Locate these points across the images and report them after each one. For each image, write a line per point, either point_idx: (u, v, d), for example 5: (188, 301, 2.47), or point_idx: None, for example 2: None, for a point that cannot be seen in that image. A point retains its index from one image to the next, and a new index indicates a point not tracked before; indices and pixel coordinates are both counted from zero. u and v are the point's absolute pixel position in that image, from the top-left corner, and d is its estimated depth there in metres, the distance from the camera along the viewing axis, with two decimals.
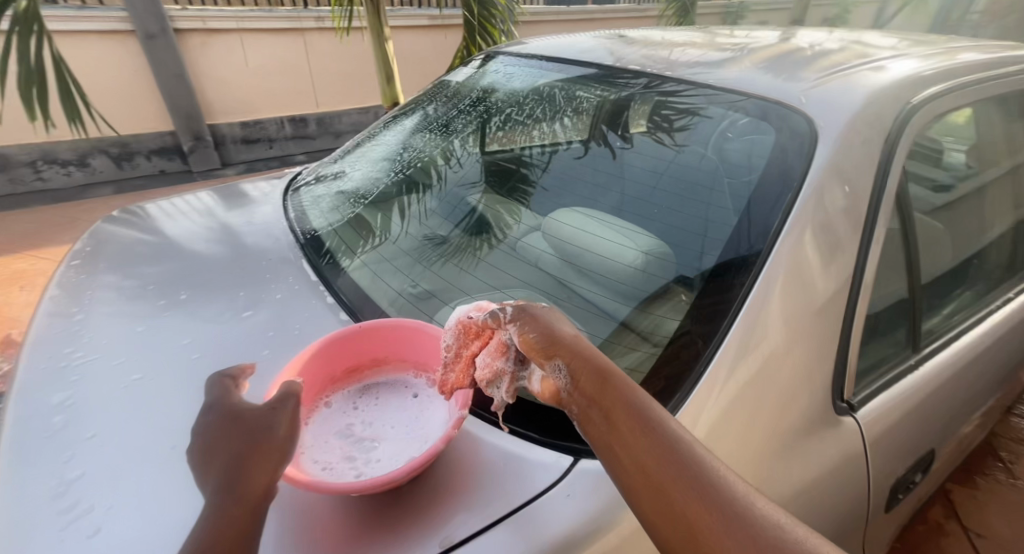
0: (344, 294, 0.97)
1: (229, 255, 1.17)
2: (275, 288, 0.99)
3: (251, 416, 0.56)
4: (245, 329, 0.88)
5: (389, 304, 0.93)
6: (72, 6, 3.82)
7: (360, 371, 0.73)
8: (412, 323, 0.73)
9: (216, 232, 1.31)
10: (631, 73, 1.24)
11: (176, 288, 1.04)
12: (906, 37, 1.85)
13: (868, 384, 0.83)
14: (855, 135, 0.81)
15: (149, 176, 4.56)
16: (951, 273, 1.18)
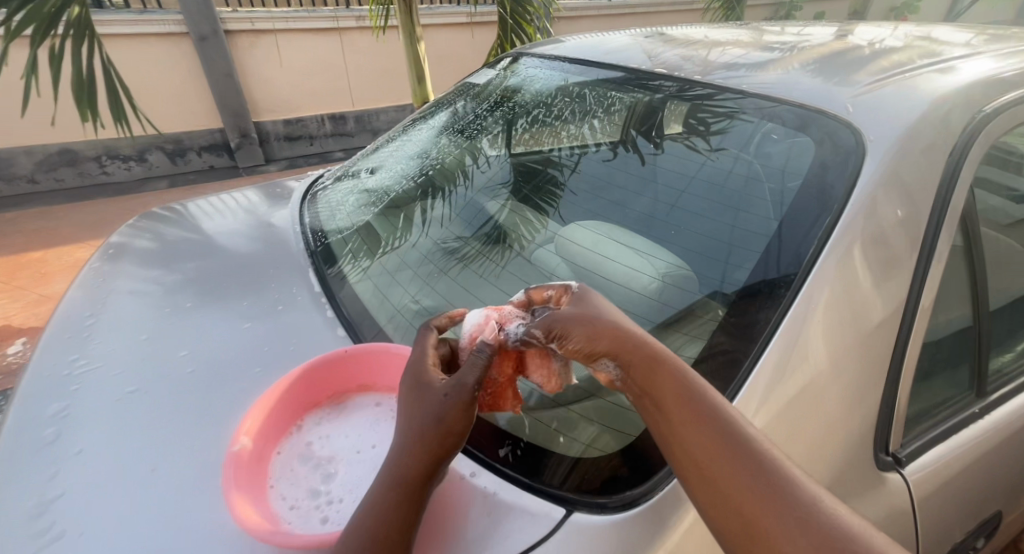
0: (344, 308, 0.96)
1: (243, 261, 1.19)
2: (279, 300, 1.01)
3: (425, 398, 0.53)
4: (242, 342, 0.89)
5: (387, 323, 0.91)
6: (135, 11, 4.07)
7: (345, 396, 0.73)
8: (400, 352, 0.71)
9: (240, 234, 1.33)
10: (659, 77, 1.16)
11: (187, 295, 1.06)
12: (982, 31, 1.66)
13: (919, 432, 0.73)
14: (913, 148, 0.70)
15: (200, 171, 4.81)
16: None
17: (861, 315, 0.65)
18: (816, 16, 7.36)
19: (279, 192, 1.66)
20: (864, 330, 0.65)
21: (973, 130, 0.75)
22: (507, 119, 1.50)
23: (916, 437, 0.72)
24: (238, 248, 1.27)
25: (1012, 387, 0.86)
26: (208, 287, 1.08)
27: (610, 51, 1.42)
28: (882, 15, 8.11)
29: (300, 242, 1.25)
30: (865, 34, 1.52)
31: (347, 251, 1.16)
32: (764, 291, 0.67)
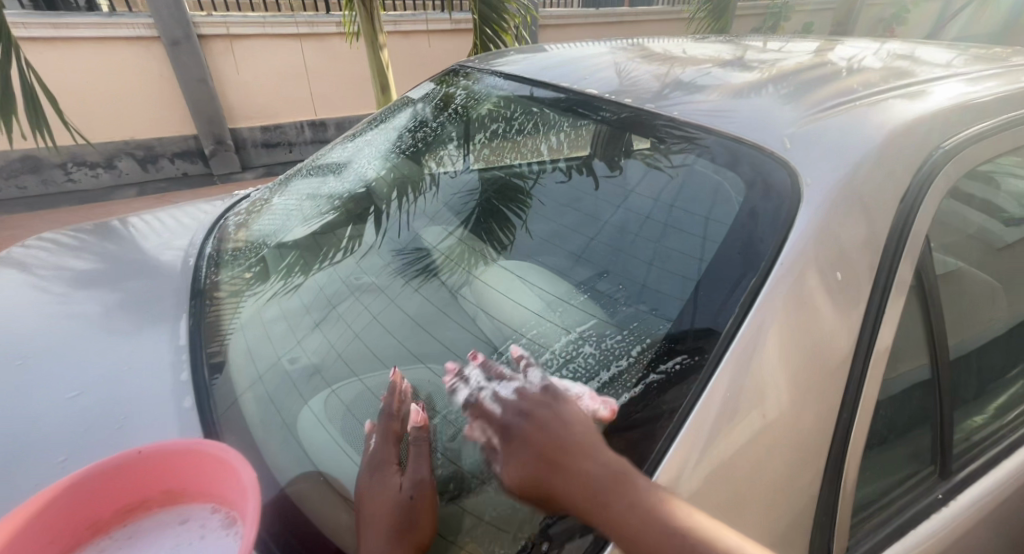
0: (200, 369, 0.85)
1: (114, 307, 1.07)
2: (131, 360, 0.88)
3: (387, 492, 0.56)
4: (61, 416, 0.76)
5: (246, 388, 0.81)
6: (102, 15, 3.93)
7: (144, 508, 0.58)
8: (210, 447, 0.57)
9: (134, 272, 1.22)
10: (592, 98, 1.05)
11: (36, 351, 0.93)
12: (963, 50, 1.58)
13: (868, 532, 0.61)
14: (857, 196, 0.59)
15: (172, 179, 4.67)
16: (1003, 353, 0.93)
17: (792, 402, 0.54)
18: (806, 25, 7.36)
19: (199, 218, 1.57)
20: (794, 422, 0.54)
21: (927, 170, 0.65)
22: (461, 131, 1.40)
23: (865, 539, 0.61)
24: (133, 284, 1.17)
25: (986, 461, 0.77)
26: (77, 332, 0.98)
27: (553, 68, 1.32)
28: (870, 26, 8.14)
29: (217, 270, 1.17)
30: (845, 51, 1.43)
31: (256, 284, 1.09)
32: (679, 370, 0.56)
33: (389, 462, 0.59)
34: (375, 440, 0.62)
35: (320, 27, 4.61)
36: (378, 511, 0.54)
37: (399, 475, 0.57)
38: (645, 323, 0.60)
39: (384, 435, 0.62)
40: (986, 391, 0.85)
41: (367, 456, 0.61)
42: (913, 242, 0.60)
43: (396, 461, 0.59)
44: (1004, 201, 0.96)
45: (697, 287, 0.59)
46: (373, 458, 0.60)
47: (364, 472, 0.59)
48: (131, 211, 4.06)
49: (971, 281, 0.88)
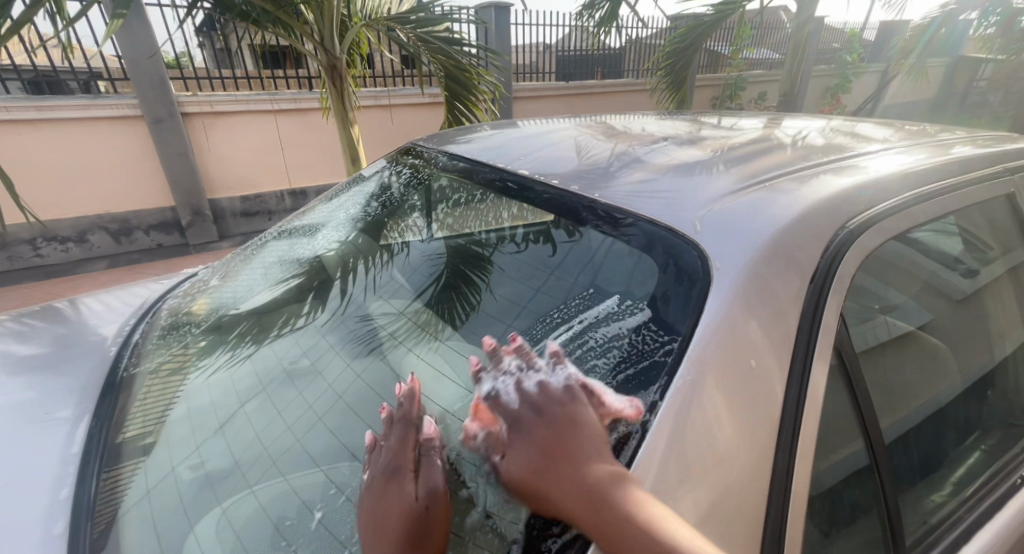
0: (88, 483, 0.78)
1: (15, 404, 0.97)
2: (13, 473, 0.79)
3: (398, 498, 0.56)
4: None
5: (136, 498, 0.77)
6: (86, 97, 4.05)
7: None
8: None
9: (51, 362, 1.14)
10: (523, 178, 1.08)
11: None
12: (890, 126, 1.72)
13: None
14: (761, 293, 0.61)
15: (146, 250, 4.63)
16: (941, 416, 0.94)
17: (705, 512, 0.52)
18: (758, 95, 8.02)
19: (139, 299, 1.51)
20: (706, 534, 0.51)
21: (829, 256, 0.67)
22: (422, 199, 1.40)
23: None
24: (48, 374, 1.08)
25: (936, 543, 0.76)
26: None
27: (505, 145, 1.39)
28: (818, 93, 8.89)
29: (161, 348, 1.16)
30: (789, 128, 1.55)
31: (198, 362, 1.10)
32: None
33: (405, 470, 0.59)
34: (389, 449, 0.63)
35: (302, 103, 4.84)
36: (390, 523, 0.54)
37: (414, 483, 0.57)
38: (516, 474, 0.54)
39: (398, 442, 0.63)
40: (931, 465, 0.86)
41: (381, 464, 0.62)
42: (823, 337, 0.62)
43: (410, 467, 0.59)
44: (932, 269, 1.01)
45: (555, 406, 0.57)
46: (386, 468, 0.60)
47: (377, 481, 0.60)
48: (98, 286, 3.97)
49: (907, 350, 0.92)
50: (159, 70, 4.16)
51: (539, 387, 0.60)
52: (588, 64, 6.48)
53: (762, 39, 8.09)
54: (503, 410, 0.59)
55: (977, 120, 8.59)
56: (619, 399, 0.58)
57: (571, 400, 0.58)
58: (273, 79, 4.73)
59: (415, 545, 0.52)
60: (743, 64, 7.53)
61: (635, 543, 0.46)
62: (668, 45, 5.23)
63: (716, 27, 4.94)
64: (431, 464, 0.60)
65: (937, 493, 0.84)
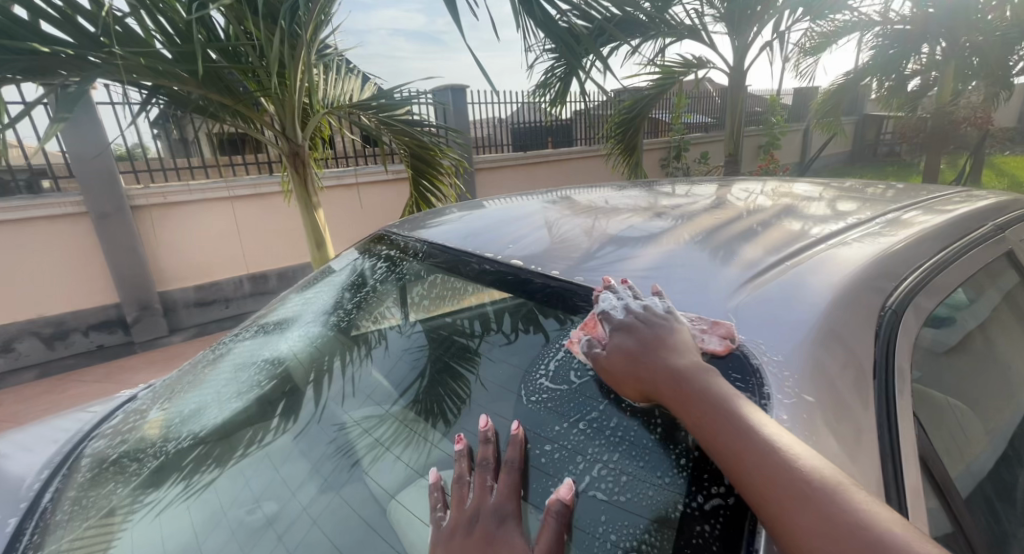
0: None
1: None
2: None
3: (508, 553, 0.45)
4: None
5: None
6: (25, 197, 3.82)
7: None
8: None
9: None
10: (518, 269, 0.97)
11: None
12: (834, 184, 1.83)
13: None
14: (829, 398, 0.52)
15: (83, 353, 4.19)
16: (979, 486, 0.89)
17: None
18: (701, 154, 8.66)
19: (57, 431, 1.24)
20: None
21: (882, 348, 0.60)
22: (399, 285, 1.27)
23: None
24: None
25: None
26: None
27: (494, 227, 1.30)
28: (753, 151, 9.76)
29: (85, 498, 0.92)
30: (740, 190, 1.61)
31: (134, 509, 0.89)
32: None
33: (513, 518, 0.50)
34: (492, 493, 0.53)
35: (262, 188, 4.77)
36: None
37: (527, 541, 0.47)
38: (610, 365, 0.59)
39: (500, 490, 0.53)
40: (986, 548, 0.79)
41: (478, 506, 0.51)
42: (901, 440, 0.53)
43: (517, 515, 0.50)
44: (947, 327, 0.99)
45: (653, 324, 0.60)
46: (491, 510, 0.50)
47: (475, 521, 0.50)
48: (24, 403, 3.50)
49: (940, 422, 0.87)
50: (109, 166, 4.02)
51: (644, 309, 0.63)
52: (541, 134, 6.84)
53: (697, 105, 8.87)
54: (611, 323, 0.63)
55: (893, 165, 9.56)
56: (712, 339, 0.59)
57: (665, 324, 0.60)
58: (232, 166, 4.65)
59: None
60: (683, 128, 8.19)
61: (713, 420, 0.47)
62: (615, 115, 5.60)
63: (658, 99, 5.39)
64: (553, 530, 0.49)
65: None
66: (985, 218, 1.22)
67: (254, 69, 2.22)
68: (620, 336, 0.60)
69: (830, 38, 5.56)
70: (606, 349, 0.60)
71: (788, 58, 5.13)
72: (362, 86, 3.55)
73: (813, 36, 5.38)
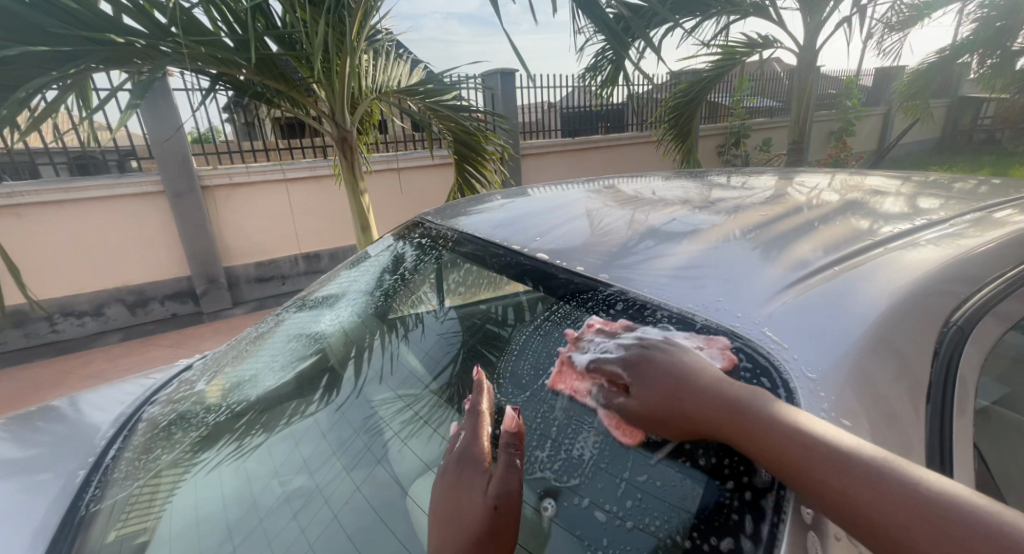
0: None
1: None
2: None
3: (463, 492, 0.52)
4: None
5: None
6: (113, 175, 4.22)
7: None
8: None
9: (30, 474, 1.03)
10: (543, 263, 0.95)
11: None
12: (911, 175, 1.65)
13: None
14: (868, 421, 0.47)
15: (161, 320, 4.64)
16: None
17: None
18: (763, 141, 8.09)
19: (129, 392, 1.38)
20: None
21: (941, 366, 0.53)
22: (435, 271, 1.28)
23: None
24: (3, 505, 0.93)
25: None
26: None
27: (524, 217, 1.28)
28: (822, 137, 9.02)
29: (140, 459, 1.02)
30: (805, 182, 1.48)
31: (193, 467, 0.98)
32: None
33: (482, 458, 0.55)
34: (465, 434, 0.60)
35: (317, 170, 4.99)
36: (461, 511, 0.51)
37: (486, 479, 0.52)
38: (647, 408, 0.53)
39: (475, 434, 0.60)
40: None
41: (458, 451, 0.58)
42: (957, 473, 0.48)
43: (486, 457, 0.55)
44: None
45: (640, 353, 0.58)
46: (463, 453, 0.57)
47: (451, 468, 0.56)
48: (111, 362, 3.93)
49: (1004, 453, 0.78)
50: (182, 147, 4.36)
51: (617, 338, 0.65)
52: (591, 119, 6.65)
53: (762, 88, 8.26)
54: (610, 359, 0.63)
55: (990, 155, 8.49)
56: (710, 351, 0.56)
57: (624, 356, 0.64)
58: (290, 149, 4.90)
59: (486, 541, 0.48)
60: (745, 113, 7.69)
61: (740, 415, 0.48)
62: (669, 100, 5.33)
63: (717, 81, 5.07)
64: (508, 461, 0.53)
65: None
66: None
67: (306, 54, 2.29)
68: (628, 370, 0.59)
69: (923, 11, 4.95)
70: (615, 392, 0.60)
71: (871, 36, 4.64)
72: (411, 71, 3.60)
73: (902, 9, 4.83)
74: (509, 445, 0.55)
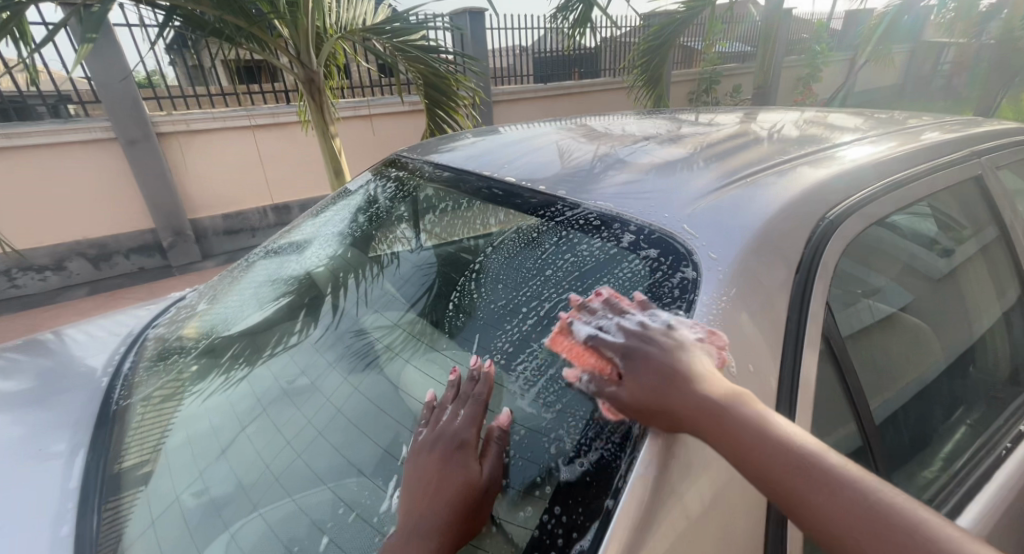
0: (95, 498, 0.78)
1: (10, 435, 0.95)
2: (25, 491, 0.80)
3: (452, 475, 0.54)
4: None
5: (145, 517, 0.74)
6: (58, 121, 3.96)
7: None
8: None
9: (39, 391, 1.11)
10: (510, 186, 1.06)
11: None
12: (862, 115, 1.77)
13: None
14: (748, 287, 0.62)
15: (127, 274, 4.54)
16: (933, 398, 0.99)
17: (686, 535, 0.49)
18: (733, 87, 8.14)
19: (124, 324, 1.46)
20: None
21: (811, 248, 0.69)
22: (411, 206, 1.37)
23: None
24: (34, 406, 1.05)
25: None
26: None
27: (491, 151, 1.37)
28: (790, 83, 9.10)
29: (149, 371, 1.12)
30: (765, 120, 1.58)
31: (197, 379, 1.06)
32: None
33: (471, 445, 0.58)
34: (458, 417, 0.61)
35: (280, 116, 4.77)
36: (446, 490, 0.53)
37: (478, 462, 0.56)
38: (634, 399, 0.51)
39: (467, 416, 0.61)
40: (916, 447, 0.88)
41: (447, 430, 0.60)
42: (810, 324, 0.64)
43: (475, 445, 0.58)
44: (913, 258, 1.05)
45: (659, 344, 0.54)
46: (454, 437, 0.59)
47: (441, 446, 0.58)
48: (81, 315, 3.89)
49: (893, 341, 0.94)
50: (132, 92, 4.09)
51: (638, 323, 0.57)
52: (564, 64, 6.50)
53: (735, 32, 8.18)
54: (611, 350, 0.55)
55: (943, 101, 8.83)
56: (712, 351, 0.54)
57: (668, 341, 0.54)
58: (249, 94, 4.66)
59: (467, 519, 0.52)
60: (717, 58, 7.65)
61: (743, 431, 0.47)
62: (641, 43, 5.27)
63: (689, 24, 5.00)
64: (498, 456, 0.58)
65: (927, 471, 0.87)
66: (980, 152, 1.23)
67: None
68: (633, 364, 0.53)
69: None
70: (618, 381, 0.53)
71: None
72: (376, 9, 3.44)
73: None
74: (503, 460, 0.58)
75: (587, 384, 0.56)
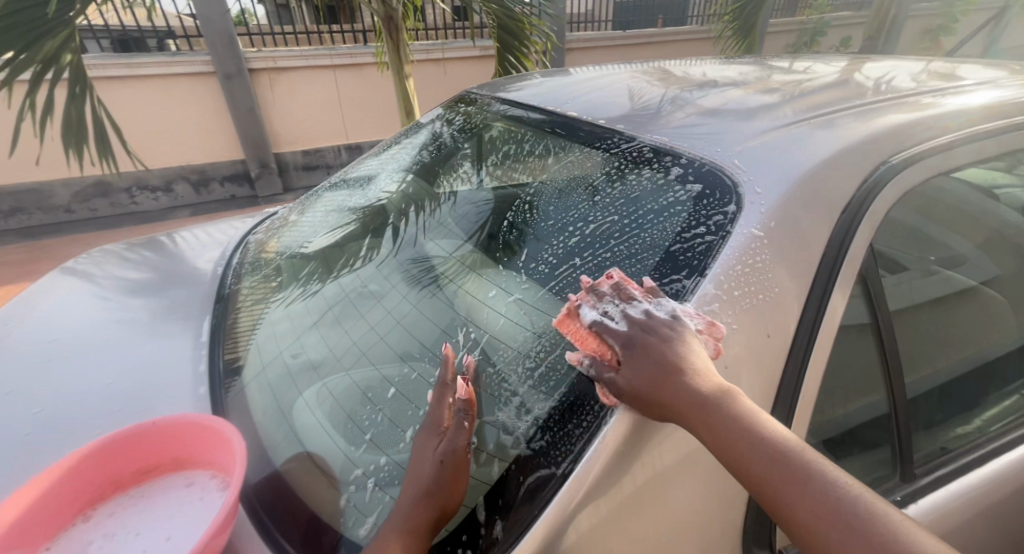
0: (213, 357, 0.97)
1: (148, 312, 1.18)
2: (163, 349, 1.02)
3: (418, 460, 0.57)
4: (108, 397, 0.89)
5: (249, 373, 0.91)
6: (168, 54, 4.38)
7: (158, 469, 0.73)
8: (211, 423, 0.70)
9: (166, 279, 1.35)
10: (572, 120, 1.11)
11: (80, 349, 1.05)
12: (985, 68, 1.55)
13: None
14: (792, 213, 0.64)
15: (222, 200, 5.05)
16: (993, 369, 0.94)
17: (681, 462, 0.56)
18: (841, 41, 7.20)
19: (226, 232, 1.69)
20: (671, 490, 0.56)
21: (867, 186, 0.69)
22: (477, 140, 1.44)
23: None
24: (164, 291, 1.28)
25: (951, 468, 0.80)
26: (109, 336, 1.09)
27: (559, 89, 1.40)
28: (913, 38, 7.88)
29: (248, 269, 1.31)
30: (874, 71, 1.41)
31: (286, 278, 1.22)
32: (661, 294, 0.62)
33: (439, 425, 0.60)
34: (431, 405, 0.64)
35: (358, 57, 4.92)
36: (413, 475, 0.56)
37: (437, 441, 0.58)
38: (629, 386, 0.53)
39: (437, 400, 0.63)
40: (957, 401, 0.87)
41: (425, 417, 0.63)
42: (852, 257, 0.65)
43: (441, 424, 0.60)
44: (996, 219, 0.98)
45: (661, 333, 0.56)
46: (429, 424, 0.62)
47: (421, 433, 0.62)
48: None
49: (953, 301, 0.90)
50: (228, 27, 4.38)
51: (640, 315, 0.58)
52: (648, 10, 6.06)
53: None
54: (614, 338, 0.57)
55: None
56: (706, 341, 0.56)
57: (666, 332, 0.56)
58: (331, 33, 4.83)
59: (431, 495, 0.53)
60: (826, 6, 6.76)
61: (742, 441, 0.49)
62: None
63: None
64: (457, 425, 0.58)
65: (961, 426, 0.86)
66: None
67: None
68: (632, 354, 0.55)
69: None
70: (616, 369, 0.55)
71: None
72: None
73: None
74: (584, 361, 0.59)
75: (587, 367, 0.58)
